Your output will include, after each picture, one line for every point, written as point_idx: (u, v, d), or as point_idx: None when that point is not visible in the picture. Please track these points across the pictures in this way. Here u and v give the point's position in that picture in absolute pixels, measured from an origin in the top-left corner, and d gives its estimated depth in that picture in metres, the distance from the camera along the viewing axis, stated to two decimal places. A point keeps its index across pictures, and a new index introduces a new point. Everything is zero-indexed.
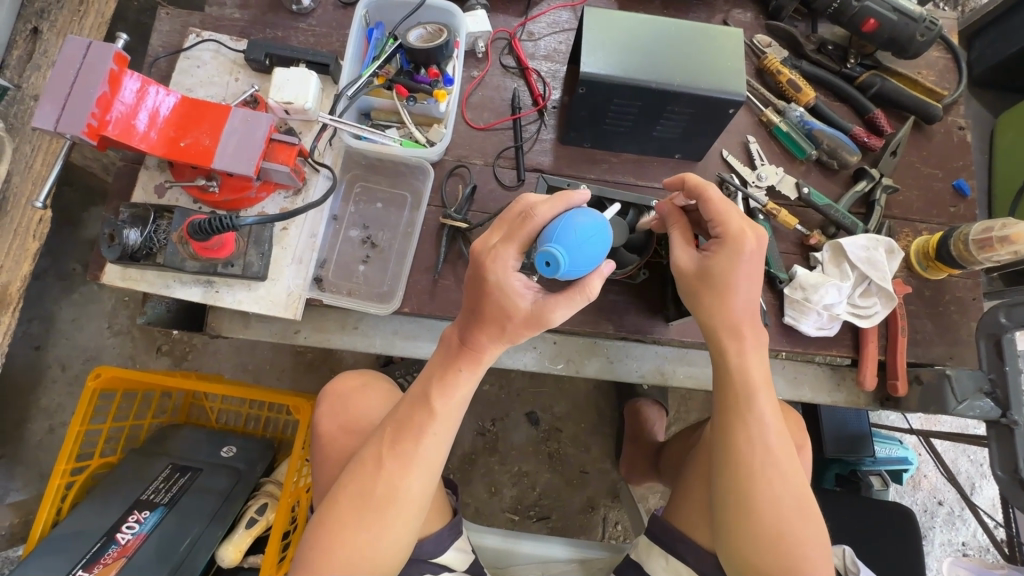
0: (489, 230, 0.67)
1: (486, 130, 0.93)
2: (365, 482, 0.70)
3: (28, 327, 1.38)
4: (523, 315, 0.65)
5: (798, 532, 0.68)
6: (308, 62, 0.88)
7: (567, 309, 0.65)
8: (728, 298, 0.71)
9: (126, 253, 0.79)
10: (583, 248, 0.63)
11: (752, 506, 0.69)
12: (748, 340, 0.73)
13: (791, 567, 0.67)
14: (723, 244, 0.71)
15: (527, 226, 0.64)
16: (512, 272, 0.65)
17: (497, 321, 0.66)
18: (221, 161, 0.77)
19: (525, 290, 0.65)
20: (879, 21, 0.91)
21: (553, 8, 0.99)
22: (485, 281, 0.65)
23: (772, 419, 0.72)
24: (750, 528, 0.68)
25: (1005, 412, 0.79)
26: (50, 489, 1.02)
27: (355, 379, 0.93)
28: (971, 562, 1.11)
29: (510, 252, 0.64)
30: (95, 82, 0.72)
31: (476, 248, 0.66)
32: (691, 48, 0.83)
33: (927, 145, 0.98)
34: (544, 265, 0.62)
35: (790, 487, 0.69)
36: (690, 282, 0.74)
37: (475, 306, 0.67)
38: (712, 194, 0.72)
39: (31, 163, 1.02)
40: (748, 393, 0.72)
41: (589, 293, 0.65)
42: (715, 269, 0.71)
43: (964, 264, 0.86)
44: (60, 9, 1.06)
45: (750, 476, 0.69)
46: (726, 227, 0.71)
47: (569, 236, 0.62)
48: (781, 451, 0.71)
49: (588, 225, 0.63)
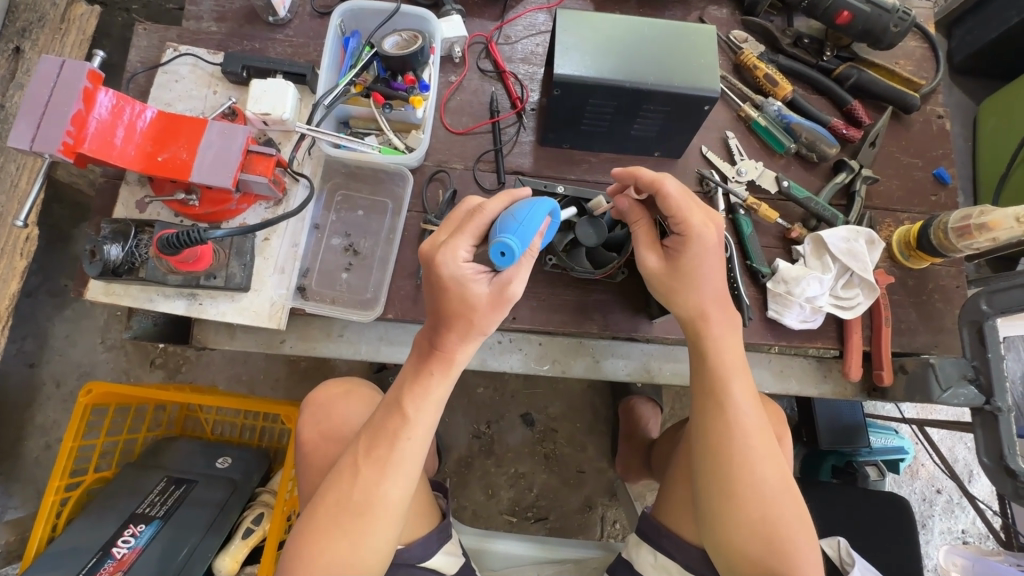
0: (435, 232, 0.67)
1: (465, 134, 0.93)
2: (344, 489, 0.71)
3: (22, 344, 1.39)
4: (487, 301, 0.66)
5: (780, 513, 0.70)
6: (284, 73, 0.89)
7: (521, 280, 0.67)
8: (701, 293, 0.75)
9: (108, 268, 0.79)
10: (530, 229, 0.63)
11: (731, 490, 0.71)
12: (722, 327, 0.76)
13: (773, 552, 0.69)
14: (687, 240, 0.73)
15: (475, 220, 0.65)
16: (463, 263, 0.65)
17: (458, 321, 0.67)
18: (198, 173, 0.77)
19: (479, 275, 0.66)
20: (852, 13, 0.91)
21: (529, 11, 0.99)
22: (439, 276, 0.65)
23: (747, 403, 0.74)
24: (732, 514, 0.70)
25: (988, 399, 0.80)
26: (45, 505, 1.03)
27: (338, 387, 0.93)
28: (966, 550, 1.11)
29: (461, 244, 0.64)
30: (69, 101, 0.72)
31: (426, 248, 0.67)
32: (663, 47, 0.83)
33: (907, 135, 0.98)
34: (499, 255, 0.62)
35: (770, 473, 0.71)
36: (661, 282, 0.76)
37: (437, 308, 0.68)
38: (668, 189, 0.71)
39: (16, 181, 1.04)
40: (724, 379, 0.75)
41: (535, 252, 0.67)
42: (685, 264, 0.74)
43: (944, 252, 0.86)
44: (41, 29, 1.08)
45: (731, 460, 0.72)
46: (688, 223, 0.72)
47: (514, 220, 0.62)
48: (750, 430, 0.73)
49: (528, 208, 0.64)
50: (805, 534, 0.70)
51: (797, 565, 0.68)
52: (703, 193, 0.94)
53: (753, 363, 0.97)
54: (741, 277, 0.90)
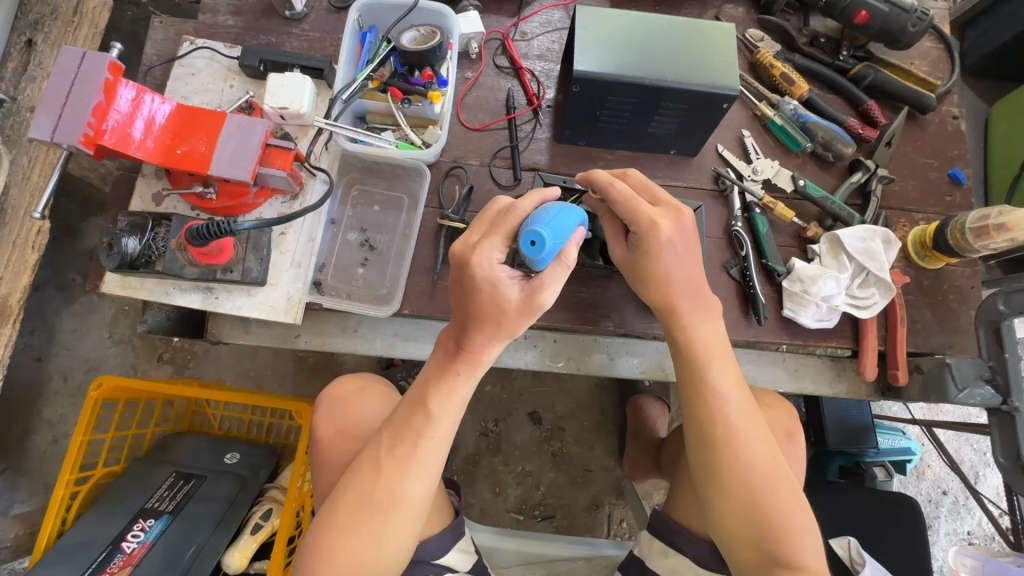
0: (466, 232, 0.67)
1: (482, 130, 0.93)
2: (365, 487, 0.70)
3: (30, 338, 1.38)
4: (516, 306, 0.65)
5: (774, 499, 0.70)
6: (302, 67, 0.89)
7: (554, 287, 0.65)
8: (666, 286, 0.74)
9: (125, 261, 0.78)
10: (563, 226, 0.65)
11: (722, 478, 0.71)
12: (695, 313, 0.76)
13: (769, 540, 0.68)
14: (639, 237, 0.73)
15: (507, 218, 0.66)
16: (497, 265, 0.65)
17: (487, 323, 0.67)
18: (218, 166, 0.77)
19: (512, 279, 0.66)
20: (870, 12, 0.91)
21: (545, 8, 0.99)
22: (473, 278, 0.65)
23: (733, 391, 0.74)
24: (726, 501, 0.71)
25: (1006, 399, 0.79)
26: (55, 499, 1.02)
27: (352, 384, 0.93)
28: (977, 550, 1.10)
29: (494, 243, 0.65)
30: (90, 92, 0.72)
31: (458, 249, 0.67)
32: (682, 44, 0.83)
33: (922, 136, 0.98)
34: (528, 245, 0.64)
35: (758, 459, 0.71)
36: (630, 273, 0.78)
37: (466, 309, 0.67)
38: (616, 192, 0.73)
39: (28, 174, 1.04)
40: (701, 367, 0.75)
41: (569, 261, 0.65)
42: (643, 260, 0.74)
43: (961, 252, 0.86)
44: (53, 21, 1.08)
45: (716, 448, 0.72)
46: (634, 220, 0.72)
47: (547, 215, 0.65)
48: (739, 418, 0.73)
49: (561, 207, 0.66)
50: (805, 522, 0.69)
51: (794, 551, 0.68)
52: (719, 191, 0.94)
53: (767, 362, 0.97)
54: (757, 275, 0.90)
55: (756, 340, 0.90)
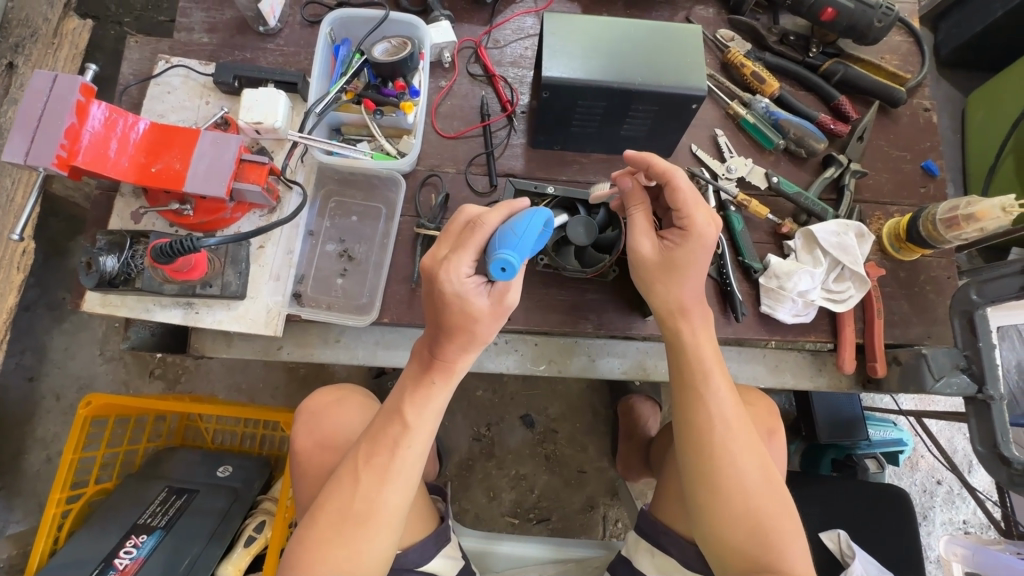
0: (434, 246, 0.66)
1: (457, 138, 0.94)
2: (344, 497, 0.71)
3: (21, 358, 1.39)
4: (486, 313, 0.67)
5: (759, 503, 0.71)
6: (276, 82, 0.90)
7: (518, 290, 0.68)
8: (688, 285, 0.75)
9: (104, 280, 0.80)
10: (534, 245, 0.63)
11: (706, 484, 0.72)
12: (701, 324, 0.77)
13: (760, 542, 0.70)
14: (687, 236, 0.73)
15: (475, 235, 0.64)
16: (466, 277, 0.65)
17: (457, 332, 0.68)
18: (192, 183, 0.78)
19: (479, 288, 0.66)
20: (837, 9, 0.92)
21: (517, 15, 1.00)
22: (443, 292, 0.65)
23: (726, 396, 0.75)
24: (711, 507, 0.72)
25: (981, 387, 0.80)
26: (46, 518, 1.03)
27: (330, 395, 0.93)
28: (967, 540, 1.09)
29: (463, 259, 0.64)
30: (62, 114, 0.73)
31: (427, 263, 0.66)
32: (651, 48, 0.84)
33: (894, 129, 0.99)
34: (499, 271, 0.62)
35: (755, 466, 0.73)
36: (652, 271, 0.76)
37: (436, 319, 0.68)
38: (680, 181, 0.72)
39: (11, 196, 1.05)
40: (706, 374, 0.75)
41: None
42: (677, 258, 0.74)
43: (934, 243, 0.87)
44: (34, 43, 1.09)
45: (708, 454, 0.73)
46: (693, 219, 0.73)
47: (516, 236, 0.62)
48: (730, 422, 0.74)
49: (534, 219, 0.63)
50: (788, 524, 0.71)
51: (787, 553, 0.70)
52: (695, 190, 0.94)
53: (748, 359, 0.98)
54: (734, 273, 0.91)
55: (736, 337, 0.91)
